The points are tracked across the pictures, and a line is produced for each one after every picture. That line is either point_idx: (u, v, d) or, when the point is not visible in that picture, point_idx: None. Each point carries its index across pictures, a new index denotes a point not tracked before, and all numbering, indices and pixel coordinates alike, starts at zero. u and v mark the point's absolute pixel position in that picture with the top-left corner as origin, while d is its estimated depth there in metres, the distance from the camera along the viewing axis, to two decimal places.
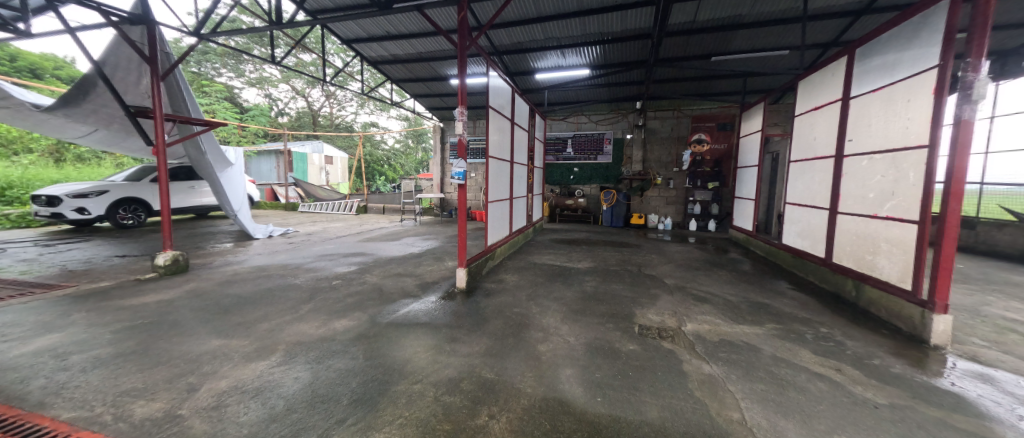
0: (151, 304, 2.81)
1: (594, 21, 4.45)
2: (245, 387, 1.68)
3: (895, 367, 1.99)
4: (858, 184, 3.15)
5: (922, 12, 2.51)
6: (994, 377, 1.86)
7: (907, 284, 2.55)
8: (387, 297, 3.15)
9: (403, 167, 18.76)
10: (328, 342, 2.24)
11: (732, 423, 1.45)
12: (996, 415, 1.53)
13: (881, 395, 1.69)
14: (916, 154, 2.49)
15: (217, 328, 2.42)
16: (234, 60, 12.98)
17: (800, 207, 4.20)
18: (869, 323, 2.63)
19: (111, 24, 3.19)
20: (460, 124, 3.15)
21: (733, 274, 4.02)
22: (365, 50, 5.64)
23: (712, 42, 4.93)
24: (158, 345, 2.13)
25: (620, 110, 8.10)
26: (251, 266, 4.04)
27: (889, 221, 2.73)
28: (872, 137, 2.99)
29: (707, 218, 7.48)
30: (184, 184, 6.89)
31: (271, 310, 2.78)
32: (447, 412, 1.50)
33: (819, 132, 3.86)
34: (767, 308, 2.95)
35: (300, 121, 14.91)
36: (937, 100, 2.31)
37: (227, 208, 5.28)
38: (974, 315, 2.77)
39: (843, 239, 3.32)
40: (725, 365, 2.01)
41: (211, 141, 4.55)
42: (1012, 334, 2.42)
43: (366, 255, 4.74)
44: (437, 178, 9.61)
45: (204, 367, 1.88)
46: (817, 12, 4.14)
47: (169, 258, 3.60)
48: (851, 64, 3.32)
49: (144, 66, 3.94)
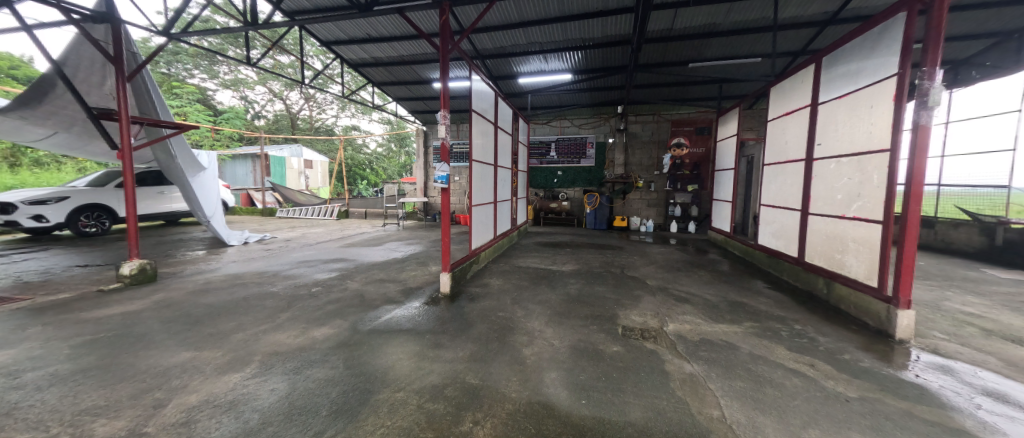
0: (116, 316, 2.66)
1: (576, 27, 4.52)
2: (217, 401, 1.61)
3: (864, 361, 2.08)
4: (827, 186, 3.28)
5: (882, 22, 2.65)
6: (954, 368, 1.97)
7: (873, 281, 2.68)
8: (369, 303, 3.09)
9: (386, 171, 18.55)
10: (306, 351, 2.17)
11: (712, 421, 1.48)
12: (956, 405, 1.61)
13: (851, 388, 1.76)
14: (879, 158, 2.63)
15: (188, 339, 2.32)
16: (207, 61, 12.57)
17: (774, 209, 4.34)
18: (840, 319, 2.73)
19: (71, 22, 3.03)
20: (442, 127, 3.10)
21: (712, 274, 4.14)
22: (346, 53, 5.54)
23: (690, 49, 5.08)
24: (122, 359, 2.02)
25: (603, 115, 8.25)
26: (225, 274, 3.89)
27: (856, 221, 2.86)
28: (839, 141, 3.13)
29: (687, 220, 7.67)
30: (153, 190, 6.60)
31: (245, 319, 2.68)
32: (430, 420, 1.48)
33: (791, 137, 4.00)
34: (744, 307, 3.03)
35: (278, 123, 14.64)
36: (898, 106, 2.45)
37: (199, 214, 5.08)
38: (934, 310, 2.93)
39: (814, 239, 3.45)
40: (706, 364, 2.05)
41: (181, 144, 4.36)
42: (968, 327, 2.58)
43: (347, 261, 4.63)
44: (420, 182, 9.51)
45: (173, 381, 1.79)
46: (786, 22, 4.32)
47: (135, 267, 3.42)
48: (818, 72, 3.47)
49: (109, 66, 3.75)
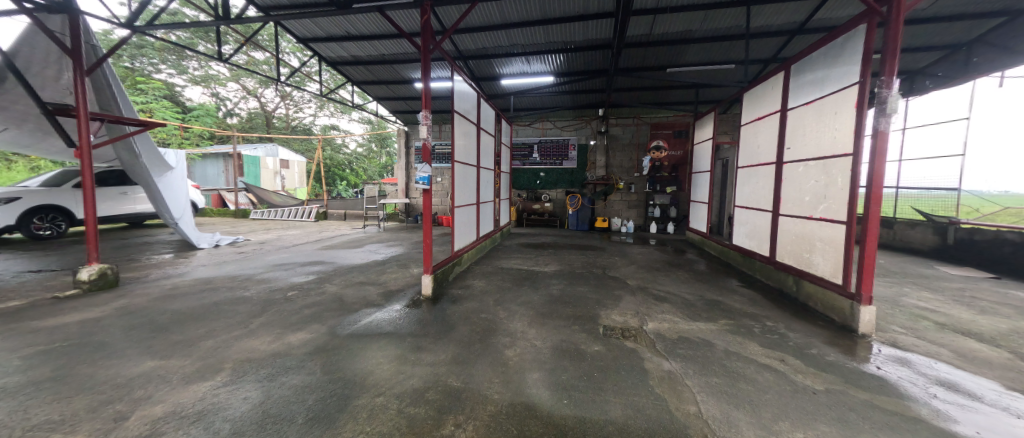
0: (72, 324, 2.50)
1: (558, 30, 4.57)
2: (184, 412, 1.54)
3: (830, 355, 2.18)
4: (796, 188, 3.42)
5: (845, 33, 2.80)
6: (911, 360, 2.09)
7: (838, 279, 2.81)
8: (349, 307, 3.02)
9: (366, 172, 18.19)
10: (281, 358, 2.10)
11: (689, 417, 1.52)
12: (913, 395, 1.71)
13: (819, 382, 1.84)
14: (842, 161, 2.77)
15: (154, 348, 2.21)
16: (175, 55, 11.99)
17: (748, 210, 4.50)
18: (809, 316, 2.86)
19: (22, 11, 2.84)
20: (423, 128, 3.07)
21: (690, 274, 4.25)
22: (324, 50, 5.40)
23: (668, 54, 5.21)
24: (79, 370, 1.90)
25: (584, 117, 8.36)
26: (194, 279, 3.72)
27: (823, 221, 2.99)
28: (806, 146, 3.27)
29: (666, 221, 7.86)
30: (115, 190, 6.26)
31: (216, 325, 2.57)
32: (411, 424, 1.46)
33: (763, 141, 4.16)
34: (720, 305, 3.13)
35: (252, 122, 14.14)
36: (860, 113, 2.59)
37: (166, 216, 4.84)
38: (894, 306, 3.10)
39: (784, 239, 3.59)
40: (683, 361, 2.11)
41: (147, 143, 4.15)
42: (923, 321, 2.75)
43: (325, 264, 4.51)
44: (401, 183, 9.37)
45: (136, 392, 1.70)
46: (758, 30, 4.50)
47: (94, 272, 3.23)
48: (788, 79, 3.62)
49: (66, 59, 3.53)
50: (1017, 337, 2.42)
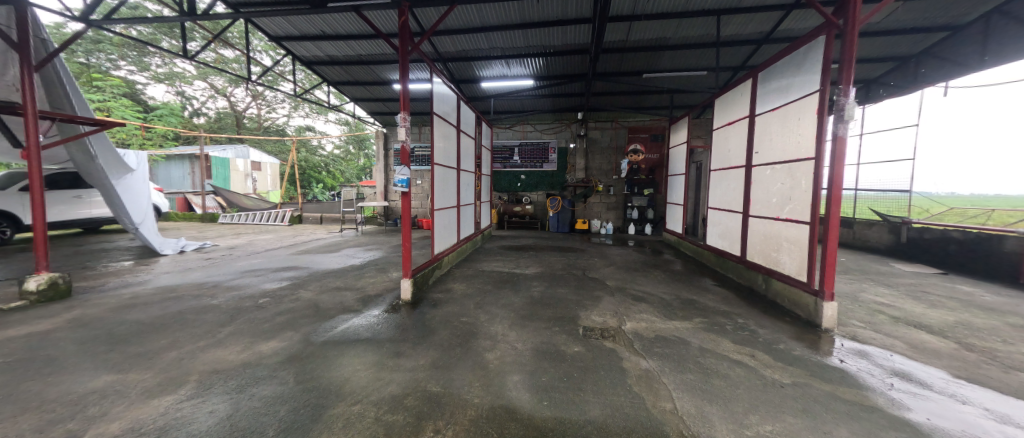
0: (17, 338, 2.32)
1: (538, 34, 4.62)
2: (143, 429, 1.45)
3: (796, 349, 2.29)
4: (764, 190, 3.57)
5: (806, 43, 2.95)
6: (869, 353, 2.22)
7: (803, 277, 2.95)
8: (324, 313, 2.94)
9: (344, 174, 17.78)
10: (252, 368, 2.02)
11: (665, 414, 1.56)
12: (870, 385, 1.82)
13: (786, 375, 1.93)
14: (806, 165, 2.92)
15: (111, 361, 2.08)
16: (136, 51, 11.36)
17: (720, 211, 4.66)
18: (777, 312, 2.99)
19: None
20: (401, 130, 3.02)
21: (666, 274, 4.37)
22: (298, 50, 5.24)
23: (645, 60, 5.35)
24: (24, 387, 1.76)
25: (564, 120, 8.43)
26: (156, 287, 3.53)
27: (789, 222, 3.14)
28: (773, 150, 3.43)
29: (644, 222, 8.05)
30: (68, 194, 5.88)
31: (181, 336, 2.45)
32: (389, 432, 1.43)
33: (733, 145, 4.33)
34: (694, 304, 3.23)
35: (221, 122, 13.63)
36: (820, 119, 2.74)
37: (125, 221, 4.58)
38: (854, 301, 3.29)
39: (754, 239, 3.75)
40: (660, 359, 2.16)
41: (104, 144, 3.92)
42: (880, 315, 2.92)
43: (300, 269, 4.38)
44: (380, 186, 9.21)
45: (90, 409, 1.59)
46: (728, 39, 4.69)
47: (43, 281, 3.01)
48: (756, 86, 3.78)
49: (12, 53, 3.29)
50: (961, 328, 2.61)
